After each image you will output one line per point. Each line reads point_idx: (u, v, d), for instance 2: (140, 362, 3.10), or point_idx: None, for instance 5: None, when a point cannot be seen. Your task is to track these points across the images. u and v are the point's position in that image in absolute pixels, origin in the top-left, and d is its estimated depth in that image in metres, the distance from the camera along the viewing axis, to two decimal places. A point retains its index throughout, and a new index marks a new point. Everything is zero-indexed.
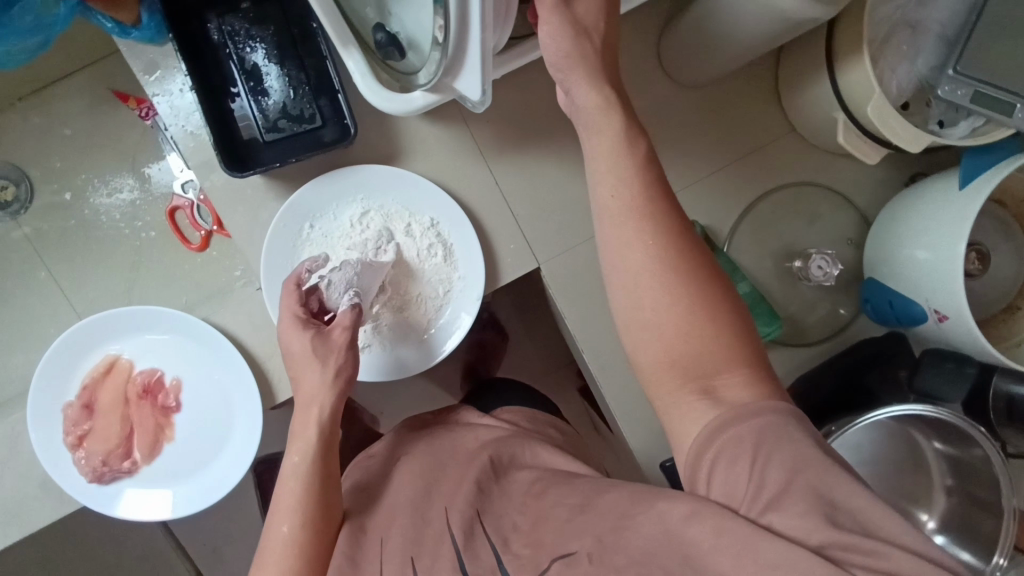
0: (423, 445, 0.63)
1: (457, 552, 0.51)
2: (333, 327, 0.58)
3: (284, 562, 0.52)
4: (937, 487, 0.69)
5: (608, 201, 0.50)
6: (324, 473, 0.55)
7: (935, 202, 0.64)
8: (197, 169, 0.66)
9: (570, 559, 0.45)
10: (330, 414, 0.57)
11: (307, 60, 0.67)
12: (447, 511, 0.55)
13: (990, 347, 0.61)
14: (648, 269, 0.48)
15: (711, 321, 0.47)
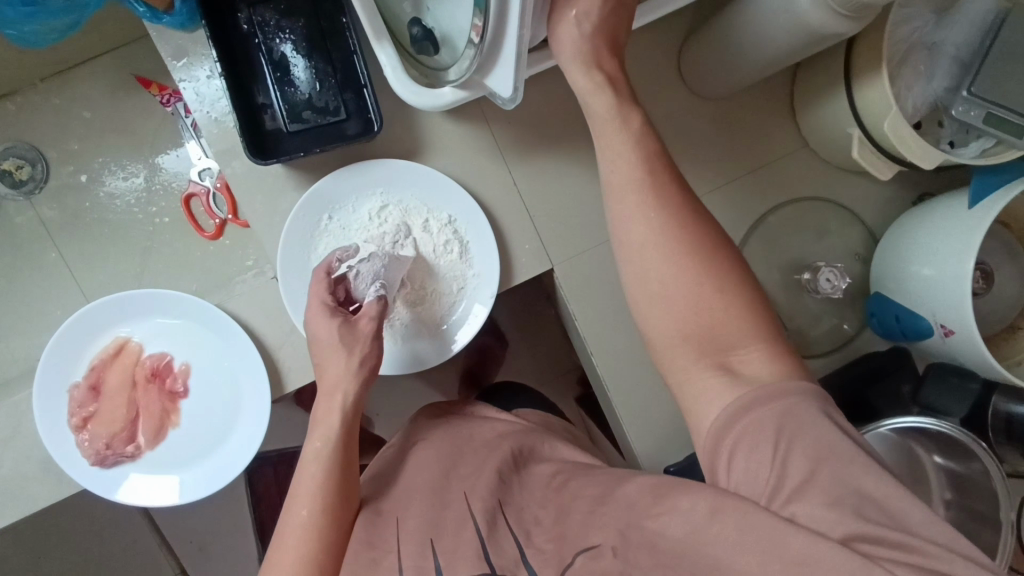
0: (439, 435, 0.64)
1: (483, 542, 0.51)
2: (360, 316, 0.59)
3: (302, 546, 0.52)
4: (936, 500, 0.69)
5: (621, 186, 0.51)
6: (346, 459, 0.56)
7: (944, 219, 0.66)
8: (219, 156, 0.67)
9: (594, 551, 0.47)
10: (354, 401, 0.58)
11: (334, 53, 0.68)
12: (467, 496, 0.55)
13: (996, 364, 0.62)
14: (659, 247, 0.49)
15: (721, 294, 0.48)
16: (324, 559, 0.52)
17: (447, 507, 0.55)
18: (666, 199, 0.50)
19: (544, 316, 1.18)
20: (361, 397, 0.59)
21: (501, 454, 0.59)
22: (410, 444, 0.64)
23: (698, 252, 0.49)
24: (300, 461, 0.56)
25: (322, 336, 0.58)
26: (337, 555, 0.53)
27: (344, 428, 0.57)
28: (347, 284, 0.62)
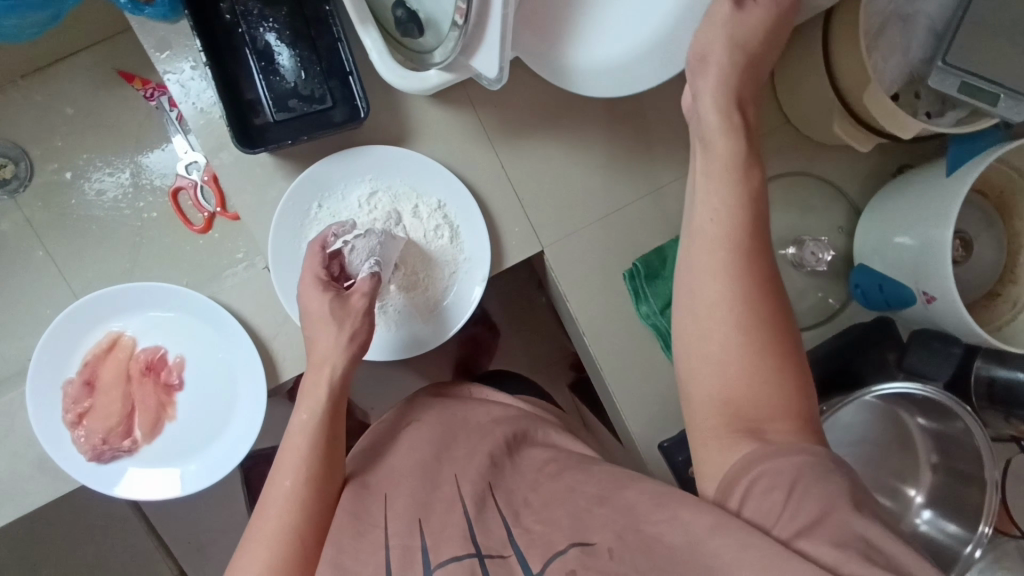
0: (434, 414, 0.64)
1: (468, 522, 0.51)
2: (353, 291, 0.60)
3: (286, 515, 0.52)
4: (924, 464, 0.72)
5: (713, 238, 0.50)
6: (330, 434, 0.57)
7: (926, 188, 0.67)
8: (207, 147, 0.67)
9: (589, 548, 0.46)
10: (341, 376, 0.59)
11: (318, 41, 0.68)
12: (457, 479, 0.56)
13: (978, 329, 0.64)
14: (733, 309, 0.48)
15: (776, 370, 0.47)
16: (308, 530, 0.53)
17: (435, 489, 0.56)
18: (751, 277, 0.48)
19: (534, 303, 1.19)
20: (350, 374, 0.59)
21: (496, 437, 0.60)
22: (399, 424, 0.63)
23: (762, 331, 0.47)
24: (285, 435, 0.57)
25: (319, 315, 0.59)
26: (319, 527, 0.53)
27: (330, 397, 0.58)
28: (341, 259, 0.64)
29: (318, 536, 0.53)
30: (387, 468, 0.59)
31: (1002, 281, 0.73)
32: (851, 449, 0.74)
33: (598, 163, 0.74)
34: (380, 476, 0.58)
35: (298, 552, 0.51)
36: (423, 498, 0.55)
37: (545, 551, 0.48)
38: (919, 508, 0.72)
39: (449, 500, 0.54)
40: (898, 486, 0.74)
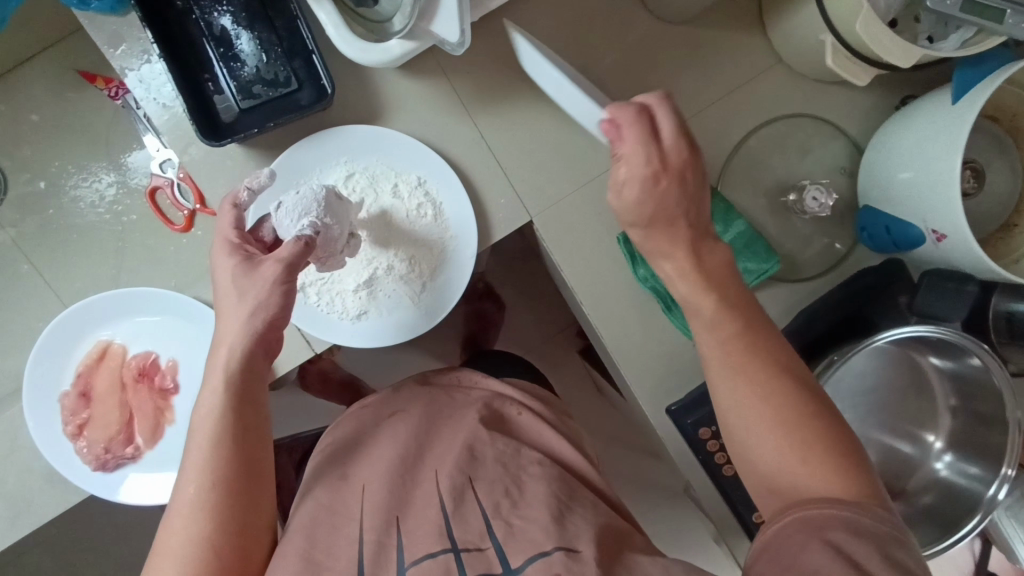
0: (422, 402, 0.64)
1: (446, 516, 0.52)
2: (265, 259, 0.54)
3: (195, 523, 0.48)
4: (942, 409, 0.71)
5: (723, 345, 0.53)
6: (239, 423, 0.52)
7: (927, 119, 0.63)
8: (174, 144, 0.65)
9: (575, 553, 0.48)
10: (240, 361, 0.53)
11: (277, 21, 0.65)
12: (436, 474, 0.56)
13: (989, 262, 0.60)
14: (762, 405, 0.50)
15: (812, 457, 0.48)
16: (219, 528, 0.49)
17: (417, 487, 0.56)
18: (775, 365, 0.52)
19: (535, 273, 1.17)
20: (266, 366, 0.55)
21: (473, 429, 0.60)
22: (381, 418, 0.63)
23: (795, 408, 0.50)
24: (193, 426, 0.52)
25: (228, 295, 0.54)
26: (238, 529, 0.50)
27: (231, 381, 0.52)
28: (269, 224, 0.61)
29: (237, 534, 0.50)
30: (369, 462, 0.58)
31: (1019, 211, 0.69)
32: (863, 396, 0.71)
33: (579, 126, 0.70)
34: (361, 465, 0.59)
35: (214, 555, 0.48)
36: (400, 496, 0.54)
37: (529, 548, 0.49)
38: (937, 453, 0.71)
39: (430, 496, 0.54)
40: (916, 432, 0.72)
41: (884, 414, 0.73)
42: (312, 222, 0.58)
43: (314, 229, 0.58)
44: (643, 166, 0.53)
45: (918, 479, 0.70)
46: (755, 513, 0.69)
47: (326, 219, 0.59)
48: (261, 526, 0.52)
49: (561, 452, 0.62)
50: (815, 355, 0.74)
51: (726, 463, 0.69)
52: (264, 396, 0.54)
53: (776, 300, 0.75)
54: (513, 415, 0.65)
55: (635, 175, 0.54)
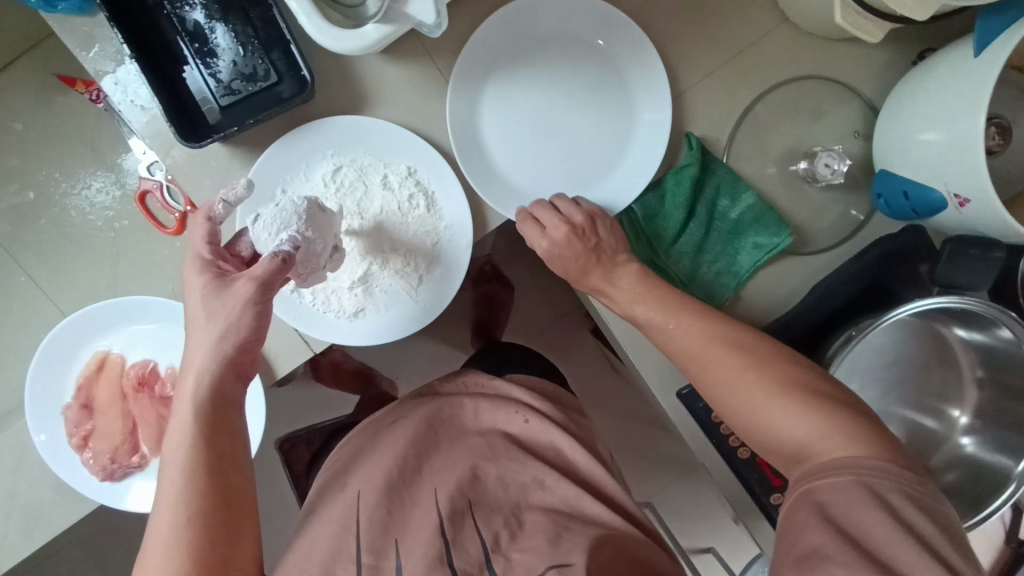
0: (422, 413, 0.65)
1: (446, 545, 0.52)
2: (239, 277, 0.53)
3: (166, 564, 0.45)
4: (968, 382, 0.68)
5: (707, 355, 0.55)
6: (208, 448, 0.49)
7: (948, 75, 0.58)
8: (156, 146, 0.63)
9: (566, 568, 0.49)
10: (208, 388, 0.51)
11: (251, 12, 0.62)
12: (435, 492, 0.57)
13: (1017, 227, 0.56)
14: (761, 389, 0.51)
15: (806, 417, 0.48)
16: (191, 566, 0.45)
17: (413, 505, 0.57)
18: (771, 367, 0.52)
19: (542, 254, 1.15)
20: (236, 389, 0.53)
21: (475, 449, 0.62)
22: (381, 430, 0.64)
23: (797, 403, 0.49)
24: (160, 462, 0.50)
25: (197, 315, 0.52)
26: (217, 565, 0.45)
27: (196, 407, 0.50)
28: (247, 237, 0.59)
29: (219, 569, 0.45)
30: (366, 471, 0.59)
31: None
32: (883, 373, 0.69)
33: (572, 93, 0.67)
34: (361, 473, 0.59)
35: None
36: (400, 517, 0.55)
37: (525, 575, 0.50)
38: (962, 430, 0.68)
39: (428, 514, 0.55)
40: (941, 407, 0.69)
41: (905, 386, 0.70)
42: (291, 237, 0.56)
43: (293, 241, 0.56)
44: (559, 229, 0.64)
45: (942, 454, 0.68)
46: (772, 495, 0.68)
47: (307, 232, 0.57)
48: (247, 560, 0.48)
49: (572, 455, 0.64)
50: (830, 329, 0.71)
51: (741, 446, 0.69)
52: (238, 422, 0.53)
53: (786, 276, 0.72)
54: (517, 425, 0.65)
55: (547, 249, 0.65)
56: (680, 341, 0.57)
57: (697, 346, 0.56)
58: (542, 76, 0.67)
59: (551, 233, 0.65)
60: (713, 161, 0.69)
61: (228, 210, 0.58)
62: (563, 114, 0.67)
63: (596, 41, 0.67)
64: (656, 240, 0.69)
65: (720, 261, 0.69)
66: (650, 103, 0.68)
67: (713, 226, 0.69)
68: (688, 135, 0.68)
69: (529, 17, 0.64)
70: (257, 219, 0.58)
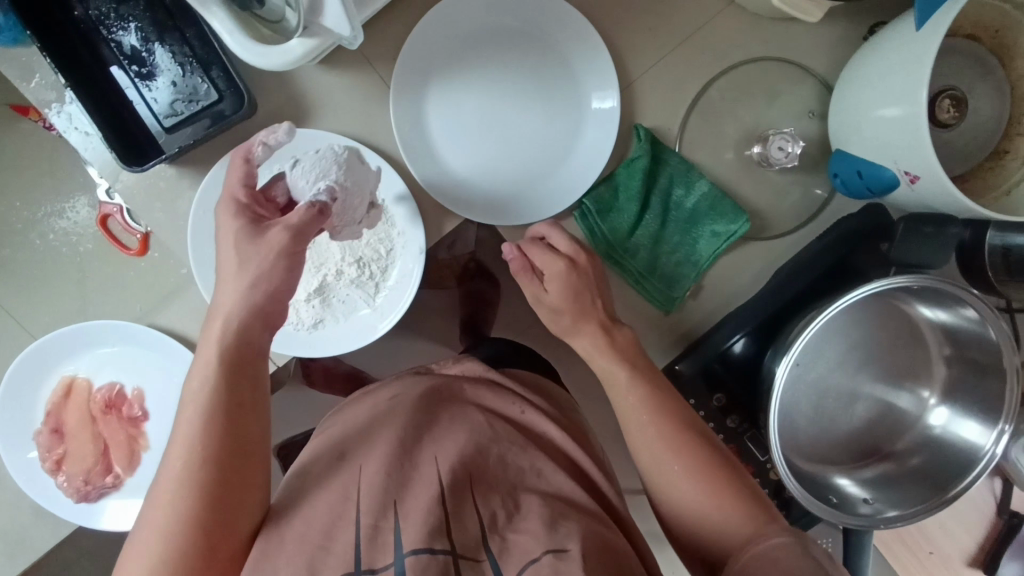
0: (422, 390, 0.61)
1: (446, 517, 0.49)
2: (272, 225, 0.52)
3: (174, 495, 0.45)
4: (936, 359, 0.67)
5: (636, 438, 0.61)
6: (224, 403, 0.48)
7: (894, 50, 0.57)
8: (104, 172, 0.63)
9: (563, 554, 0.47)
10: (235, 336, 0.50)
11: (187, 31, 0.62)
12: (437, 459, 0.53)
13: (970, 203, 0.55)
14: (683, 474, 0.57)
15: (721, 506, 0.55)
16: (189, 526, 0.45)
17: (416, 470, 0.53)
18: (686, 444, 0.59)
19: None
20: (260, 346, 0.52)
21: (478, 427, 0.58)
22: (381, 404, 0.59)
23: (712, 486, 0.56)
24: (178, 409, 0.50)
25: (228, 260, 0.51)
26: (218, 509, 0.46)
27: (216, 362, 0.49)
28: (282, 182, 0.59)
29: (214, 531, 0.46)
30: (368, 443, 0.55)
31: (1008, 137, 0.63)
32: (850, 356, 0.68)
33: (519, 87, 0.66)
34: (358, 446, 0.55)
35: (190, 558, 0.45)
36: (400, 477, 0.51)
37: (522, 557, 0.48)
38: (931, 407, 0.67)
39: (428, 483, 0.51)
40: (910, 387, 0.68)
41: (875, 366, 0.69)
42: (329, 187, 0.57)
43: (331, 194, 0.57)
44: (576, 249, 0.64)
45: (910, 437, 0.68)
46: None
47: (344, 185, 0.58)
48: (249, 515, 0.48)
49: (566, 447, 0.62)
50: (805, 305, 0.69)
51: None
52: (263, 370, 0.51)
53: (748, 263, 0.71)
54: (514, 413, 0.63)
55: (560, 268, 0.63)
56: (635, 406, 0.61)
57: (636, 418, 0.61)
58: (486, 73, 0.65)
59: (571, 256, 0.63)
60: (665, 150, 0.68)
61: (267, 153, 0.58)
62: (510, 110, 0.66)
63: (539, 32, 0.65)
64: (612, 234, 0.68)
65: (680, 250, 0.69)
66: (599, 89, 0.66)
67: (669, 215, 0.69)
68: (636, 127, 0.67)
69: (460, 12, 0.63)
70: (296, 165, 0.58)
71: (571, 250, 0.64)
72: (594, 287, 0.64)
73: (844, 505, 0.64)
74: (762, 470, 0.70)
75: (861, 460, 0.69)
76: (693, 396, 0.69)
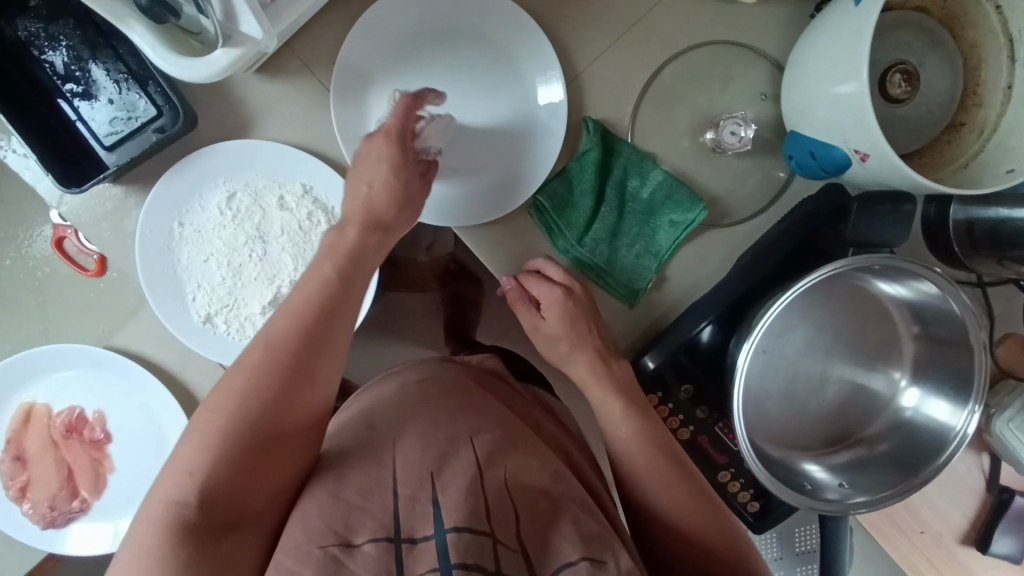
0: (456, 376, 0.62)
1: (485, 499, 0.48)
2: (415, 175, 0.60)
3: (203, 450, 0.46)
4: (904, 337, 0.66)
5: (634, 452, 0.61)
6: (265, 403, 0.49)
7: (835, 26, 0.56)
8: (48, 196, 0.62)
9: (599, 564, 0.46)
10: (303, 323, 0.52)
11: (120, 48, 0.61)
12: (472, 440, 0.53)
13: (921, 179, 0.54)
14: (678, 493, 0.59)
15: (711, 531, 0.58)
16: (190, 518, 0.44)
17: (452, 450, 0.52)
18: (682, 468, 0.61)
19: None
20: (333, 344, 0.54)
21: (507, 420, 0.58)
22: (409, 383, 0.58)
23: (703, 510, 0.59)
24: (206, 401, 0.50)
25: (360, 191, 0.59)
26: (235, 482, 0.46)
27: (264, 365, 0.50)
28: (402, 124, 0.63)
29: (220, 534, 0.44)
30: (400, 416, 0.54)
31: (963, 108, 0.62)
32: (823, 339, 0.67)
33: (462, 87, 0.66)
34: (387, 416, 0.54)
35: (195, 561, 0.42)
36: (432, 451, 0.51)
37: (553, 560, 0.47)
38: (901, 387, 0.66)
39: (466, 463, 0.51)
40: (879, 367, 0.67)
41: (843, 350, 0.67)
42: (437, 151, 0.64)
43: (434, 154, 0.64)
44: (563, 275, 0.66)
45: (883, 420, 0.67)
46: (720, 473, 0.68)
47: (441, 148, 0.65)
48: (262, 501, 0.48)
49: (571, 454, 0.62)
50: (788, 278, 0.68)
51: (680, 427, 0.68)
52: (331, 361, 0.53)
53: (710, 250, 0.70)
54: (529, 420, 0.63)
55: (557, 296, 0.65)
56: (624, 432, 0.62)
57: (636, 438, 0.62)
58: (429, 73, 0.65)
59: (565, 284, 0.65)
60: (617, 141, 0.67)
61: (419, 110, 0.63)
62: (457, 112, 0.66)
63: (475, 26, 0.65)
64: (569, 228, 0.66)
65: (639, 243, 0.67)
66: (544, 82, 0.66)
67: (626, 207, 0.67)
68: (585, 119, 0.66)
69: (398, 12, 0.62)
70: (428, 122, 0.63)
71: (565, 280, 0.66)
72: (585, 311, 0.65)
73: (816, 492, 0.63)
74: (736, 459, 0.68)
75: (831, 446, 0.68)
76: (659, 389, 0.68)
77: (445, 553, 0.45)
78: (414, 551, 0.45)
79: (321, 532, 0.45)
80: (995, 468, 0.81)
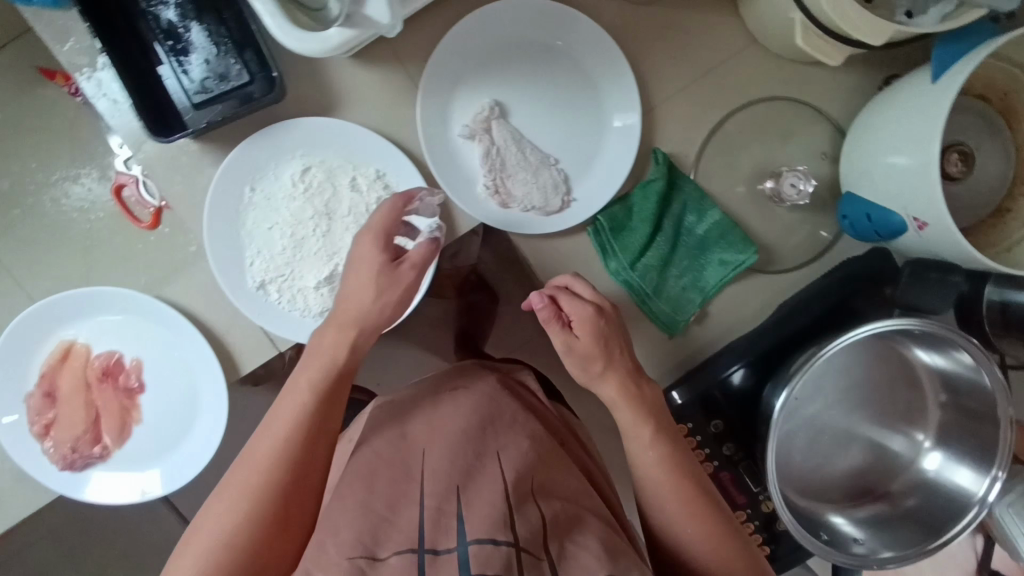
0: (490, 386, 0.64)
1: (508, 510, 0.50)
2: (404, 261, 0.59)
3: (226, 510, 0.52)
4: (931, 403, 0.68)
5: (658, 483, 0.62)
6: (273, 467, 0.53)
7: (910, 98, 0.59)
8: (130, 142, 0.64)
9: None
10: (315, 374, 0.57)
11: (225, 12, 0.64)
12: (499, 456, 0.55)
13: (975, 253, 0.56)
14: (701, 523, 0.61)
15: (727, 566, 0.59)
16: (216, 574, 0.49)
17: (480, 464, 0.54)
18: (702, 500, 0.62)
19: None
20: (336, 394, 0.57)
21: (538, 433, 0.60)
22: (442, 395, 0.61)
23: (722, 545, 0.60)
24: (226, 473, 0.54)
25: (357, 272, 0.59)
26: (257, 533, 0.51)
27: (282, 431, 0.55)
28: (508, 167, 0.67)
29: None
30: (435, 427, 0.58)
31: (1011, 196, 0.66)
32: (852, 395, 0.69)
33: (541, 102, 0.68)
34: (421, 429, 0.58)
35: None
36: (461, 465, 0.54)
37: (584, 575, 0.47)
38: (925, 450, 0.68)
39: (494, 480, 0.53)
40: (905, 430, 0.69)
41: (870, 407, 0.69)
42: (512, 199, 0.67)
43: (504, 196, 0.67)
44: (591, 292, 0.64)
45: (904, 479, 0.68)
46: (736, 512, 0.69)
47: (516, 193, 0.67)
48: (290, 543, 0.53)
49: (596, 475, 0.64)
50: (832, 330, 0.70)
51: (704, 461, 0.69)
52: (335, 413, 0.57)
53: (753, 293, 0.72)
54: (560, 435, 0.65)
55: (589, 312, 0.62)
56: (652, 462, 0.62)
57: (654, 472, 0.62)
58: (514, 83, 0.68)
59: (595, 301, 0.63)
60: (681, 176, 0.70)
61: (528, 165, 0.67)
62: (534, 124, 0.69)
63: (564, 48, 0.68)
64: (625, 252, 0.68)
65: (687, 275, 0.70)
66: (620, 109, 0.69)
67: (679, 241, 0.70)
68: (656, 149, 0.69)
69: (497, 22, 0.65)
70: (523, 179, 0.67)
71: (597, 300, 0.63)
72: (615, 331, 0.64)
73: (833, 543, 0.64)
74: (754, 500, 0.69)
75: (854, 500, 0.69)
76: (691, 421, 0.69)
77: (466, 564, 0.46)
78: (436, 562, 0.46)
79: (348, 545, 0.47)
80: (988, 550, 0.82)
